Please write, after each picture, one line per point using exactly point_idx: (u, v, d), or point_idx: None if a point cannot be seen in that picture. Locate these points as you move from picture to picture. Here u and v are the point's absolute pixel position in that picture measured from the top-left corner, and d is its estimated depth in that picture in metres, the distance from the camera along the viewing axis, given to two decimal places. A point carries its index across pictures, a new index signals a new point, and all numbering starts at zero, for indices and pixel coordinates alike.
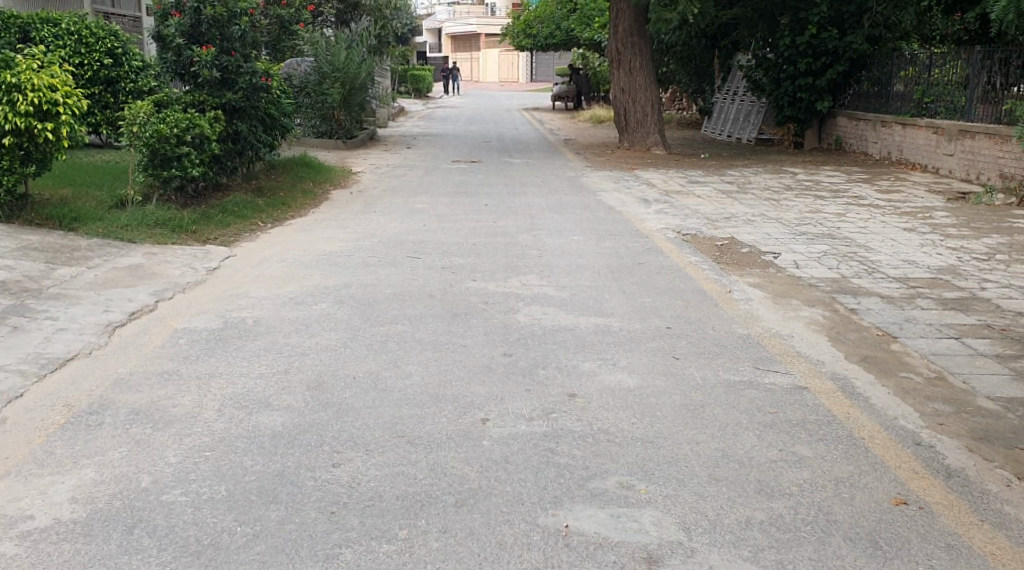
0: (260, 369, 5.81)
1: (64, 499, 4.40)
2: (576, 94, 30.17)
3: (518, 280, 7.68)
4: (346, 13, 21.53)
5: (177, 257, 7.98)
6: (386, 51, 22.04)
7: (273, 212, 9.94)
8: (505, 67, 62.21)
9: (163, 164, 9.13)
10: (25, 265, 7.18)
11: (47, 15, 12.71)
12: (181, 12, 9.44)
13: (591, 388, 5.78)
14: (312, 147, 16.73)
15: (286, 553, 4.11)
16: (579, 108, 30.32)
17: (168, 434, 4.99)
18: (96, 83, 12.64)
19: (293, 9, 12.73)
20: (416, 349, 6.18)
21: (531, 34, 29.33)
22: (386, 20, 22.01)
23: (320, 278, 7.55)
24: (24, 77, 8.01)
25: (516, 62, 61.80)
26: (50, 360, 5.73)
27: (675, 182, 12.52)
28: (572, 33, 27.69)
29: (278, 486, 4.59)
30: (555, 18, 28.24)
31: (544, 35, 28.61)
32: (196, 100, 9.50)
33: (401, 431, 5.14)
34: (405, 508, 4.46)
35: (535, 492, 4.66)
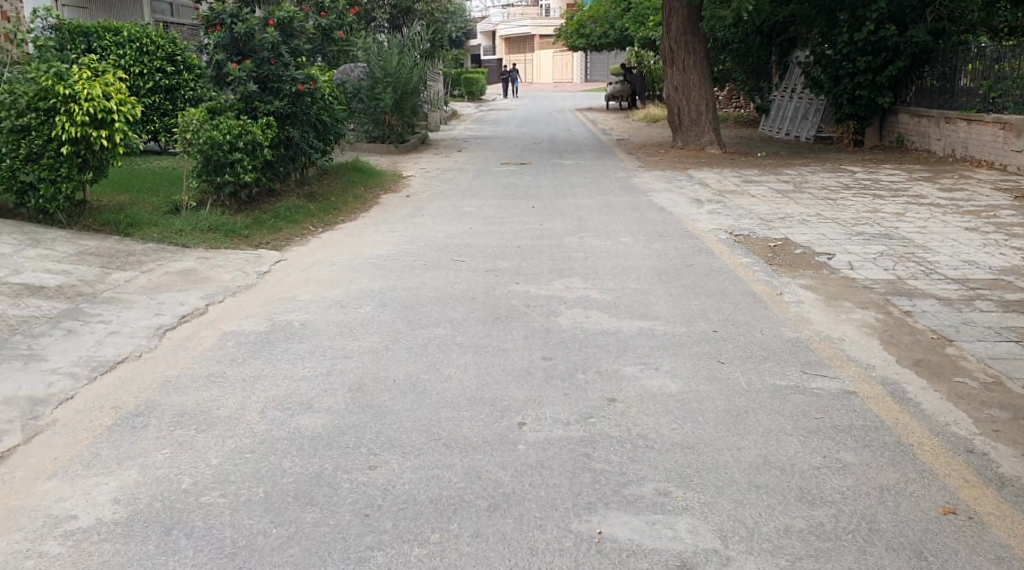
0: (305, 370, 5.85)
1: (106, 500, 4.52)
2: (631, 94, 29.94)
3: (562, 284, 7.63)
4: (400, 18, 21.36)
5: (229, 261, 8.14)
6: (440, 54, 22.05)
7: (325, 216, 10.06)
8: (562, 67, 61.59)
9: (217, 169, 9.30)
10: (80, 270, 7.41)
11: (110, 24, 13.07)
12: (222, 26, 9.64)
13: (633, 393, 5.73)
14: (365, 151, 16.93)
15: (319, 556, 4.16)
16: (632, 108, 29.98)
17: (211, 436, 5.06)
18: (157, 91, 12.96)
19: (343, 16, 12.85)
20: (456, 352, 6.17)
21: (584, 34, 29.04)
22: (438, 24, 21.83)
23: (367, 281, 7.63)
24: (79, 88, 8.24)
25: (570, 62, 61.09)
26: (102, 363, 5.90)
27: (729, 182, 12.35)
28: (627, 32, 27.37)
29: (315, 488, 4.62)
30: (608, 18, 27.96)
31: (597, 34, 28.42)
32: (248, 107, 9.73)
33: (438, 434, 5.12)
34: (438, 512, 4.47)
35: (569, 498, 4.64)
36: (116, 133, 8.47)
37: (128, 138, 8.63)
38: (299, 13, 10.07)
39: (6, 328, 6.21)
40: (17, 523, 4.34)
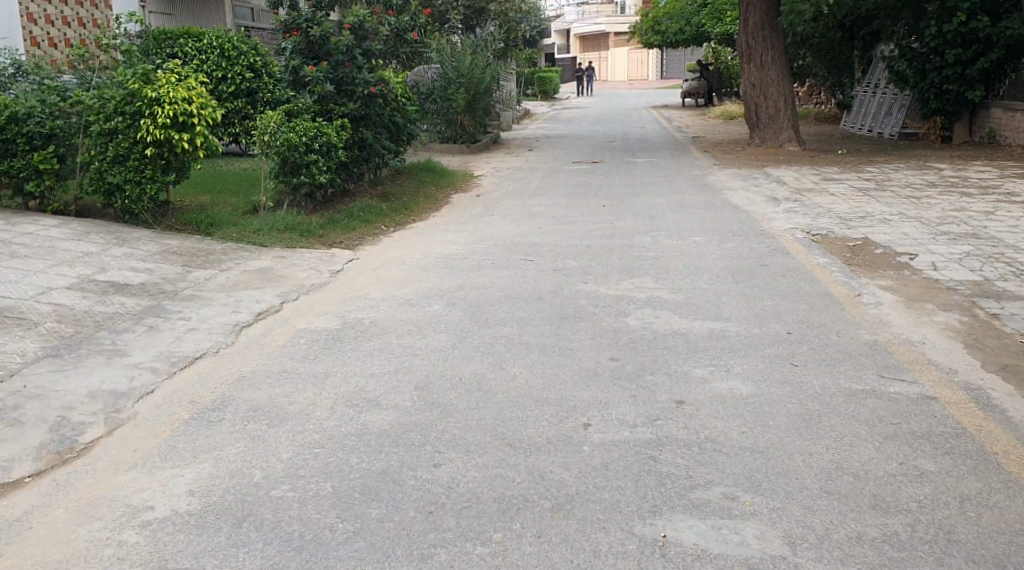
0: (375, 368, 5.95)
1: (182, 492, 4.65)
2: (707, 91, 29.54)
3: (633, 284, 7.59)
4: (473, 18, 20.88)
5: (304, 260, 8.31)
6: (512, 54, 22.02)
7: (398, 216, 10.20)
8: (634, 66, 60.69)
9: (294, 171, 9.50)
10: (163, 268, 7.67)
11: (193, 31, 13.44)
12: (298, 30, 9.87)
13: (702, 396, 5.66)
14: (437, 154, 16.82)
15: (384, 552, 4.22)
16: (709, 104, 29.59)
17: (283, 430, 5.18)
18: (238, 96, 13.31)
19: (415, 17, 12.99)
20: (523, 352, 6.19)
21: (658, 31, 28.75)
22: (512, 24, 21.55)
23: (436, 280, 7.71)
24: (162, 92, 8.52)
25: (645, 60, 60.02)
26: (181, 358, 6.09)
27: (808, 180, 12.11)
28: (703, 28, 27.00)
29: (381, 484, 4.69)
30: (684, 15, 27.63)
31: (673, 31, 28.05)
32: (323, 109, 9.93)
33: (502, 434, 5.15)
34: (501, 511, 4.50)
35: (634, 501, 4.62)
36: (196, 136, 8.73)
37: (208, 140, 8.89)
38: (372, 16, 10.26)
39: (92, 324, 6.46)
40: (98, 512, 4.50)
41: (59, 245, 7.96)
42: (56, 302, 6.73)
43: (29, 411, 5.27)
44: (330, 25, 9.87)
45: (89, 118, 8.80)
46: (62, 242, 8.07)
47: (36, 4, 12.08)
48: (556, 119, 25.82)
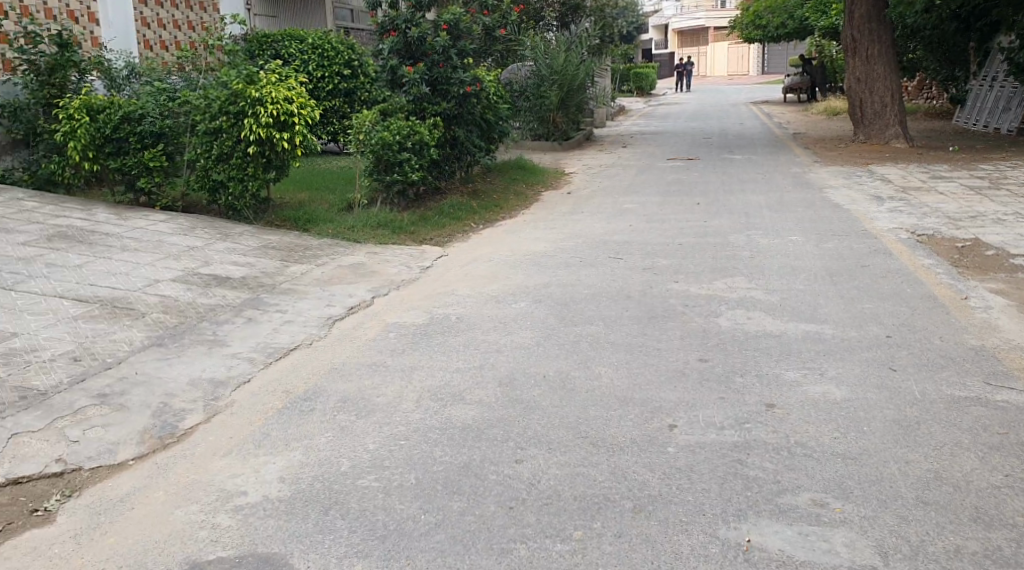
0: (459, 364, 6.01)
1: (273, 479, 4.77)
2: (810, 86, 28.71)
3: (724, 284, 7.48)
4: (569, 15, 20.43)
5: (396, 257, 8.47)
6: (608, 49, 21.90)
7: (488, 213, 10.29)
8: (733, 61, 58.96)
9: (387, 169, 9.69)
10: (263, 262, 7.94)
11: (294, 32, 13.81)
12: (396, 30, 10.06)
13: (794, 400, 5.49)
14: (529, 150, 16.96)
15: (463, 545, 4.22)
16: (812, 99, 28.82)
17: (370, 422, 5.29)
18: (336, 95, 13.62)
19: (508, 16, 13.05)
20: (608, 351, 6.16)
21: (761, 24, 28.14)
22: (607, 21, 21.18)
23: (523, 278, 7.74)
24: (265, 92, 8.82)
25: (745, 55, 58.49)
26: (277, 349, 6.29)
27: (915, 178, 11.71)
28: (806, 22, 26.28)
29: (463, 478, 4.71)
30: (786, 9, 26.94)
31: (775, 25, 27.50)
32: (417, 108, 10.11)
33: (585, 432, 5.10)
34: (582, 510, 4.45)
35: (718, 504, 4.49)
36: (296, 135, 8.99)
37: (307, 139, 9.15)
38: (468, 16, 10.37)
39: (195, 315, 6.73)
40: (194, 496, 4.64)
41: (167, 240, 8.30)
42: (162, 294, 7.03)
43: (134, 398, 5.52)
44: (428, 25, 10.01)
45: (196, 117, 9.17)
46: (170, 236, 8.43)
47: (149, 8, 12.58)
48: (653, 116, 25.55)
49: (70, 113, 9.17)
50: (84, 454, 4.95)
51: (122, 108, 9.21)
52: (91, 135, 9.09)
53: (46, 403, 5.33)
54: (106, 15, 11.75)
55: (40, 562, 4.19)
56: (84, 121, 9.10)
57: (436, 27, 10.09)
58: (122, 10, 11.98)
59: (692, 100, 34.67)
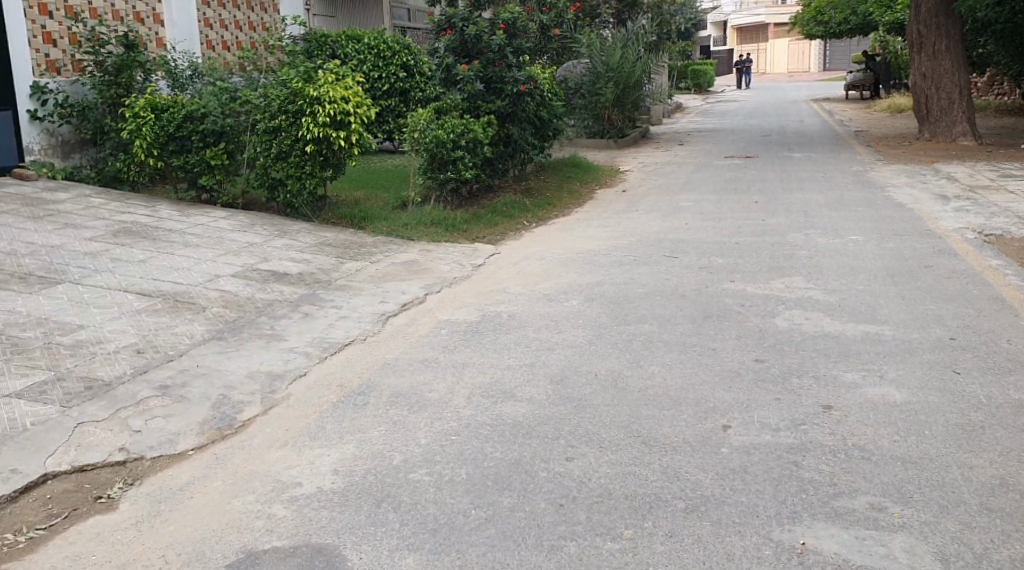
0: (510, 361, 6.00)
1: (327, 470, 4.75)
2: (874, 84, 28.11)
3: (782, 284, 7.36)
4: (626, 12, 20.26)
5: (449, 254, 8.49)
6: (664, 46, 21.73)
7: (541, 211, 10.27)
8: (794, 58, 58.05)
9: (441, 167, 9.72)
10: (319, 259, 8.03)
11: (352, 32, 13.95)
12: (452, 29, 10.09)
13: (852, 402, 5.36)
14: (585, 148, 16.91)
15: (514, 540, 4.15)
16: (875, 97, 28.26)
17: (422, 416, 5.28)
18: (391, 95, 13.71)
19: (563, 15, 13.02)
20: (661, 351, 6.09)
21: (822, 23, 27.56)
22: (663, 17, 20.91)
23: (576, 276, 7.71)
24: (323, 91, 8.91)
25: (806, 52, 57.62)
26: (332, 344, 6.34)
27: (982, 176, 11.39)
28: (871, 17, 25.75)
29: (513, 474, 4.65)
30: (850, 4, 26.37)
31: (838, 21, 27.00)
32: (472, 106, 10.13)
33: (637, 432, 5.04)
34: (633, 509, 4.36)
35: (772, 506, 4.38)
36: (352, 133, 9.07)
37: (362, 138, 9.21)
38: (524, 14, 10.34)
39: (253, 310, 6.83)
40: (251, 486, 4.62)
41: (227, 236, 8.42)
42: (222, 289, 7.13)
43: (194, 389, 5.56)
44: (484, 23, 10.02)
45: (256, 116, 9.32)
46: (229, 233, 8.56)
47: (212, 9, 12.80)
48: (710, 114, 25.27)
49: (136, 112, 9.39)
50: (146, 443, 4.96)
51: (185, 107, 9.40)
52: (155, 133, 9.31)
53: (110, 393, 5.38)
54: (171, 15, 11.95)
55: (103, 548, 4.16)
56: (149, 119, 9.33)
57: (492, 25, 10.09)
58: (186, 9, 12.17)
59: (751, 97, 34.18)
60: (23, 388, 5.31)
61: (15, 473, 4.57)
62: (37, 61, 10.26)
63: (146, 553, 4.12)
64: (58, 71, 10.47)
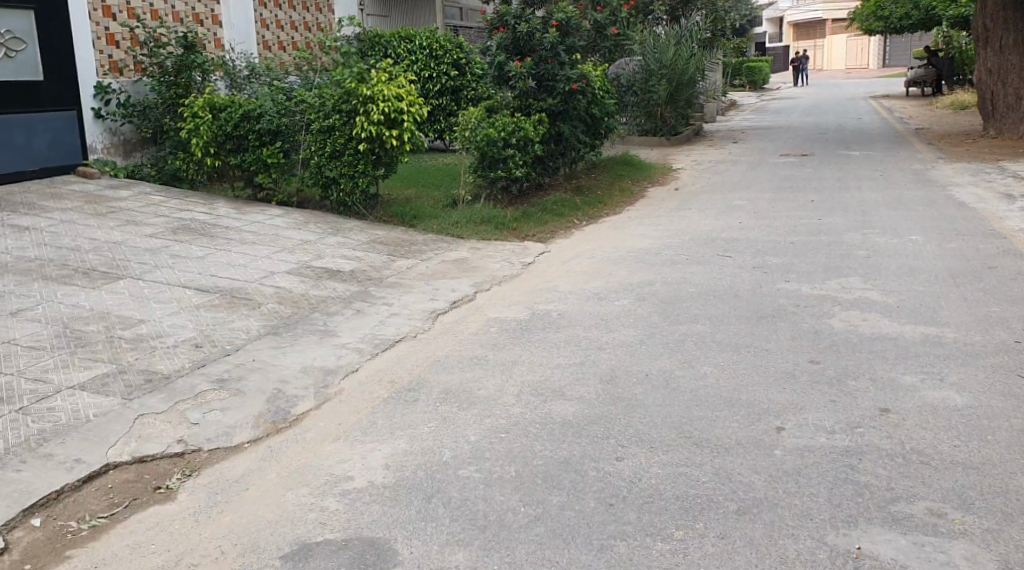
0: (560, 359, 5.96)
1: (379, 465, 4.75)
2: (936, 79, 27.56)
3: (838, 284, 7.23)
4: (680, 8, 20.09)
5: (499, 252, 8.48)
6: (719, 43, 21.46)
7: (592, 210, 10.22)
8: (853, 54, 57.06)
9: (492, 165, 9.71)
10: (370, 257, 8.07)
11: (405, 32, 13.99)
12: (505, 27, 10.08)
13: (910, 405, 5.23)
14: (637, 145, 16.80)
15: (563, 539, 4.11)
16: (937, 93, 27.69)
17: (471, 414, 5.27)
18: (443, 93, 13.75)
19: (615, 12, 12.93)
20: (713, 351, 6.01)
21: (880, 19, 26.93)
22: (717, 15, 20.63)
23: (628, 275, 7.65)
24: (376, 90, 8.96)
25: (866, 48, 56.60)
26: (383, 341, 6.36)
27: None
28: (934, 10, 25.09)
29: (563, 472, 4.61)
30: None
31: (898, 16, 26.44)
32: (523, 105, 10.11)
33: (688, 432, 4.97)
34: (684, 510, 4.30)
35: (827, 509, 4.29)
36: (404, 131, 9.10)
37: (415, 136, 9.23)
38: (577, 12, 10.28)
39: (306, 306, 6.88)
40: (304, 479, 4.64)
41: (282, 234, 8.52)
42: (277, 285, 7.21)
43: (250, 383, 5.61)
44: (537, 21, 9.98)
45: (310, 116, 9.40)
46: (283, 230, 8.65)
47: (269, 10, 12.95)
48: (766, 111, 24.93)
49: (195, 111, 9.56)
50: (203, 436, 5.01)
51: (241, 107, 9.52)
52: (212, 132, 9.44)
53: (170, 386, 5.45)
54: (229, 17, 12.12)
55: (163, 536, 4.22)
56: (207, 118, 9.47)
57: (545, 23, 10.05)
58: (244, 10, 12.34)
59: (808, 94, 33.66)
60: (85, 380, 5.40)
61: (78, 462, 4.64)
62: (101, 63, 10.50)
63: (204, 542, 4.17)
64: (120, 72, 10.68)
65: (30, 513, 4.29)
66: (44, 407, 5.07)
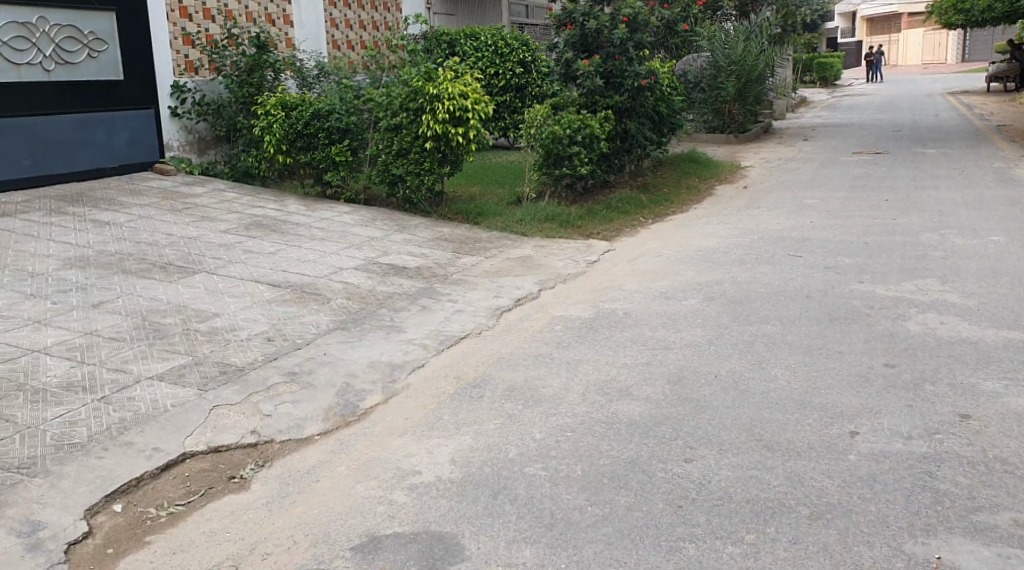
0: (626, 359, 5.92)
1: (446, 460, 4.78)
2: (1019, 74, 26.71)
3: (914, 285, 7.07)
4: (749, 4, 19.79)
5: (564, 250, 8.46)
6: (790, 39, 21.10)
7: (658, 208, 10.14)
8: (929, 49, 55.59)
9: (557, 163, 9.70)
10: (436, 254, 8.11)
11: (471, 30, 14.02)
12: (573, 24, 10.09)
13: (991, 412, 5.08)
14: (704, 143, 16.64)
15: (631, 539, 4.09)
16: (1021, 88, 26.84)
17: (537, 412, 5.26)
18: (508, 91, 13.75)
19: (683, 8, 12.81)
20: (784, 353, 5.92)
21: (959, 11, 26.09)
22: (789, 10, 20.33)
23: (696, 274, 7.58)
24: (443, 89, 8.99)
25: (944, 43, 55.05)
26: (448, 338, 6.39)
27: None
28: None
29: (630, 473, 4.58)
30: None
31: None
32: (590, 102, 10.09)
33: (759, 435, 4.90)
34: (756, 513, 4.24)
35: (904, 516, 4.19)
36: (470, 129, 9.13)
37: (481, 134, 9.25)
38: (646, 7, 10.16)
39: (373, 302, 6.94)
40: (373, 473, 4.69)
41: (350, 230, 8.61)
42: (346, 281, 7.30)
43: (319, 376, 5.69)
44: (606, 18, 9.92)
45: (378, 114, 9.47)
46: (351, 227, 8.74)
47: (338, 9, 13.10)
48: (837, 107, 24.43)
49: (267, 110, 9.71)
50: (275, 427, 5.10)
51: (312, 106, 9.65)
52: (284, 130, 9.57)
53: (243, 378, 5.55)
54: (300, 17, 12.29)
55: (237, 525, 4.29)
56: (278, 117, 9.61)
57: (614, 20, 9.96)
58: (314, 10, 12.51)
59: (882, 90, 32.87)
60: (162, 371, 5.53)
61: (156, 451, 4.74)
62: (178, 63, 10.68)
63: (277, 532, 4.23)
64: (195, 71, 10.88)
65: (112, 498, 4.40)
66: (124, 397, 5.20)
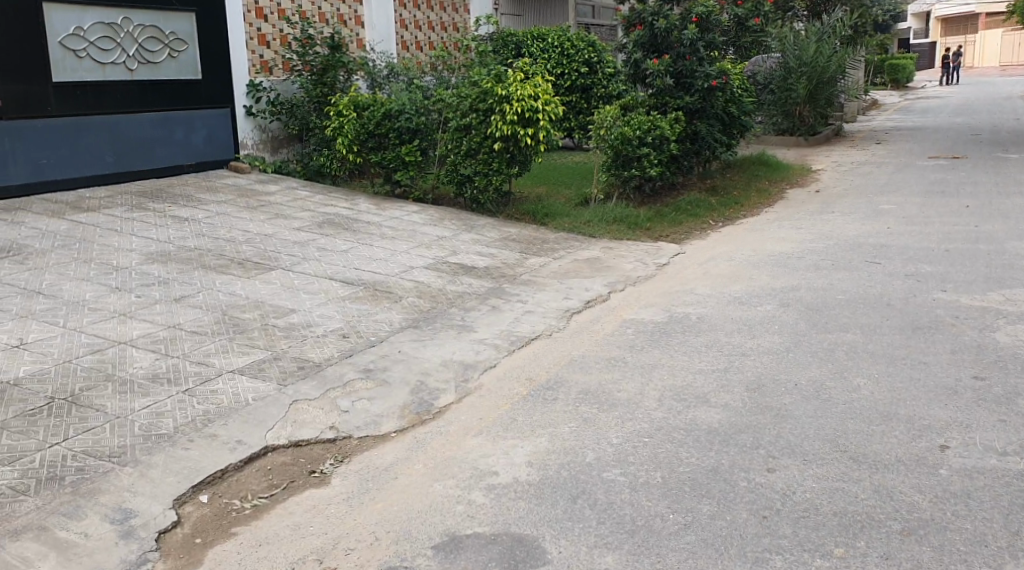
0: (702, 365, 5.90)
1: (522, 461, 4.80)
2: None
3: (1000, 294, 6.92)
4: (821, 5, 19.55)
5: (632, 252, 8.44)
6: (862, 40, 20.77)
7: (728, 211, 10.06)
8: (1004, 49, 54.13)
9: (626, 164, 9.66)
10: (505, 254, 8.15)
11: (538, 31, 14.05)
12: (642, 25, 10.12)
13: None
14: (771, 145, 16.48)
15: (716, 549, 4.08)
16: None
17: (613, 416, 5.26)
18: (573, 91, 13.74)
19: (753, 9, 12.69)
20: (866, 362, 5.84)
21: None
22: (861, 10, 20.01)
23: (769, 279, 7.51)
24: (513, 89, 9.03)
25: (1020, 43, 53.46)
26: (520, 338, 6.41)
27: None
28: None
29: (712, 481, 4.56)
30: None
31: None
32: (659, 102, 10.04)
33: (844, 446, 4.85)
34: (843, 527, 4.20)
35: (1003, 536, 4.12)
36: (540, 130, 9.14)
37: (550, 134, 9.27)
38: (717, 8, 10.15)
39: (445, 301, 6.99)
40: (451, 472, 4.72)
41: (419, 230, 8.67)
42: (417, 280, 7.36)
43: (394, 374, 5.75)
44: (676, 18, 9.89)
45: (449, 114, 9.56)
46: (421, 226, 8.80)
47: (408, 10, 13.19)
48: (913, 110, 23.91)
49: (339, 110, 9.86)
50: (353, 423, 5.17)
51: (383, 106, 9.75)
52: (355, 130, 9.70)
53: (321, 374, 5.63)
54: (371, 18, 12.39)
55: (320, 520, 4.36)
56: (351, 117, 9.74)
57: (685, 20, 9.91)
58: (386, 12, 12.61)
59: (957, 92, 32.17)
60: (244, 365, 5.63)
61: (240, 443, 4.84)
62: (252, 62, 10.87)
63: (358, 528, 4.28)
64: (270, 71, 11.06)
65: (198, 489, 4.50)
66: (207, 390, 5.31)
